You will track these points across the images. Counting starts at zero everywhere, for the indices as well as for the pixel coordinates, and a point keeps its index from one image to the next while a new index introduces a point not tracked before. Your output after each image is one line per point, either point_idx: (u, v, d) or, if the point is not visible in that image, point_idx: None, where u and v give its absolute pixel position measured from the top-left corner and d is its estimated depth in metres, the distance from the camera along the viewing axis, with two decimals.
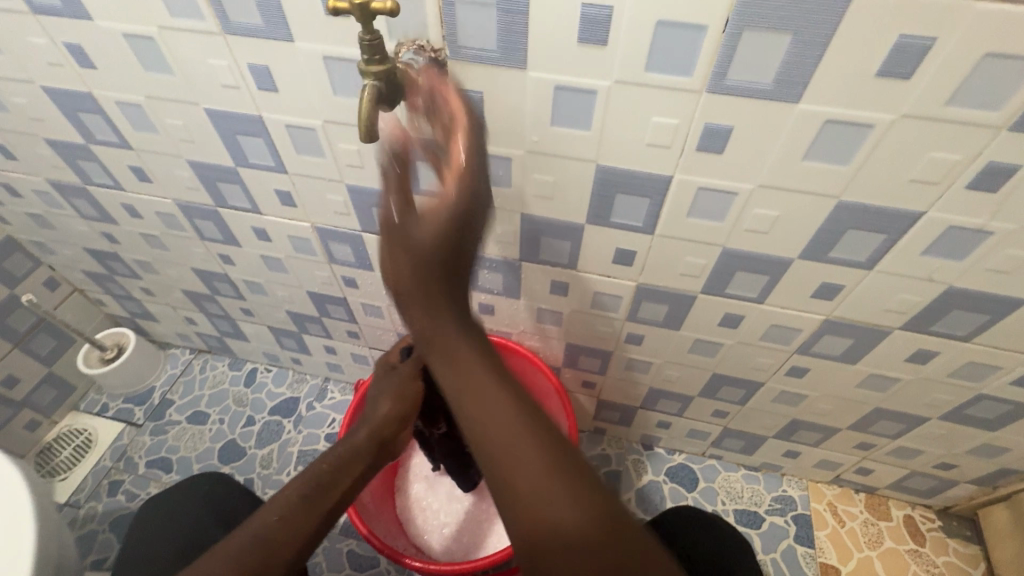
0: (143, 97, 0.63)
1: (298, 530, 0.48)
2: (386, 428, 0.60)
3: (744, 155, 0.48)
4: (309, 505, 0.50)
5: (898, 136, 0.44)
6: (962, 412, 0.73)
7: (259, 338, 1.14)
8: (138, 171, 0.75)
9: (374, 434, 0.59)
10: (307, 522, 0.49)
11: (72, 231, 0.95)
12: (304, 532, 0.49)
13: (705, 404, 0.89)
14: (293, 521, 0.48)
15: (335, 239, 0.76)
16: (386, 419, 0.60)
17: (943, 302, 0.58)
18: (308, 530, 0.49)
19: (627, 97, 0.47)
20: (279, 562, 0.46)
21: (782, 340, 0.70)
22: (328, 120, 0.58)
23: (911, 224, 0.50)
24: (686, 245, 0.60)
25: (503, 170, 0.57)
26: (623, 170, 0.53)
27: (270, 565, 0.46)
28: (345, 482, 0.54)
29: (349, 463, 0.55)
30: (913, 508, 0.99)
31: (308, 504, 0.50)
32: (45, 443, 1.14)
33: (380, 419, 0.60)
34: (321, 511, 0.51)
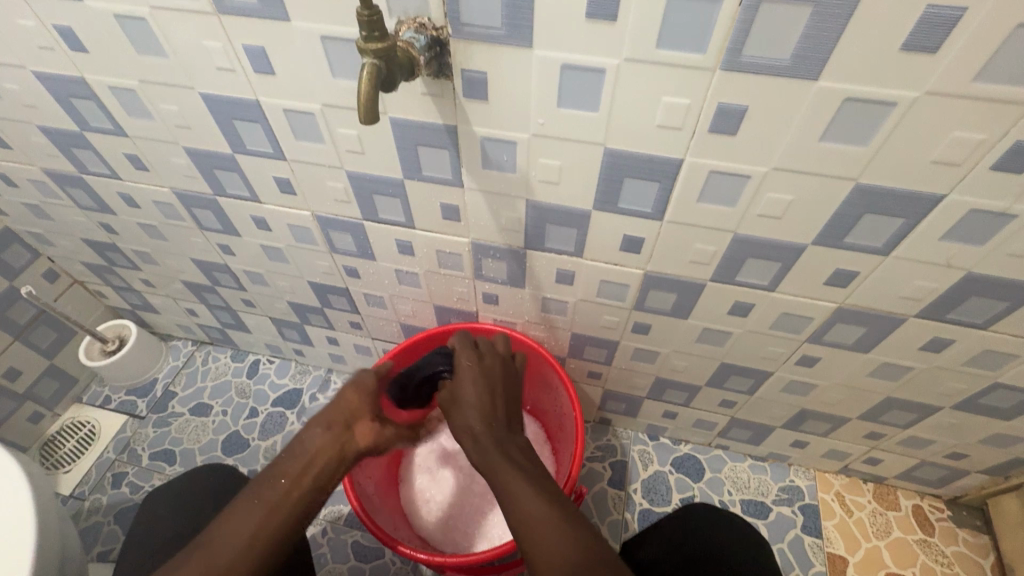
0: (136, 82, 0.61)
1: (238, 532, 0.48)
2: (334, 412, 0.58)
3: (759, 136, 0.47)
4: (250, 506, 0.49)
5: (919, 115, 0.42)
6: (976, 401, 0.72)
7: (261, 330, 1.13)
8: (134, 159, 0.74)
9: (320, 419, 0.57)
10: (247, 523, 0.48)
11: (70, 221, 0.94)
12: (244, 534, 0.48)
13: (713, 394, 0.88)
14: (234, 524, 0.48)
15: (335, 228, 0.75)
16: (340, 405, 0.58)
17: (961, 288, 0.56)
18: (250, 533, 0.48)
19: (637, 76, 0.45)
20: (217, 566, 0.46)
21: (793, 329, 0.68)
22: (327, 104, 0.56)
23: (931, 208, 0.49)
24: (696, 231, 0.58)
25: (508, 155, 0.56)
26: (632, 154, 0.52)
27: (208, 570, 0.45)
28: (289, 474, 0.52)
29: (293, 454, 0.53)
30: (921, 497, 0.98)
31: (246, 507, 0.49)
32: (49, 435, 1.14)
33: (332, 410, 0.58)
34: (259, 511, 0.49)
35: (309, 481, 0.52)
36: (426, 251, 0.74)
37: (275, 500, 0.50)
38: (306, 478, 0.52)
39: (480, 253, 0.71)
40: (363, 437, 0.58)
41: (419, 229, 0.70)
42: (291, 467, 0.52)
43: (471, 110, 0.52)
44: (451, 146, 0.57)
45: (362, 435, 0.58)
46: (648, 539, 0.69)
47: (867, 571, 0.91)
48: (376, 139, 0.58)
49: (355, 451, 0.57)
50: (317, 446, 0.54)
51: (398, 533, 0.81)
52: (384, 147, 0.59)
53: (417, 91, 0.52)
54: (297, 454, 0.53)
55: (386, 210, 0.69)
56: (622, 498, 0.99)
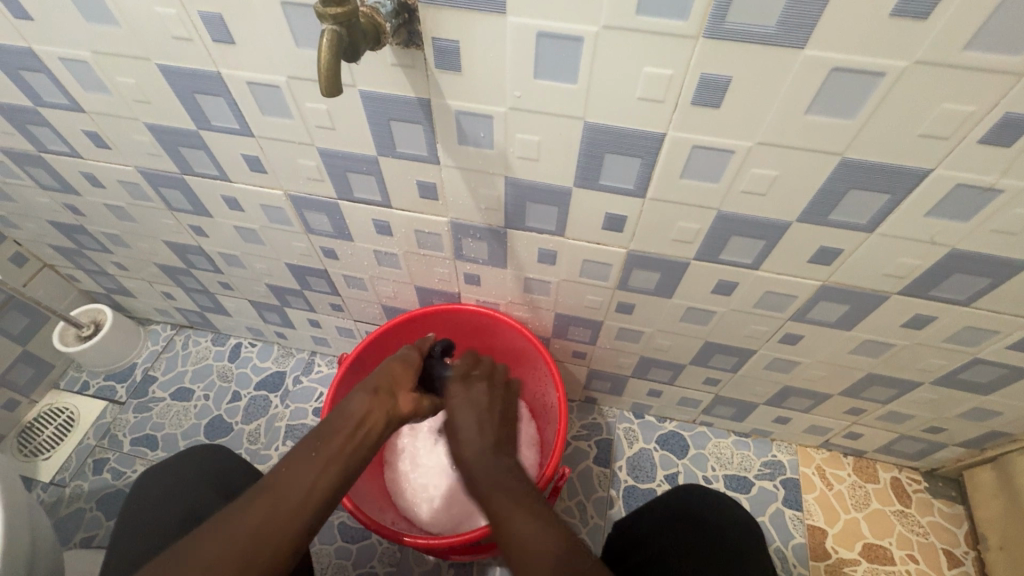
0: (89, 54, 0.57)
1: (297, 484, 0.49)
2: (378, 380, 0.61)
3: (743, 108, 0.45)
4: (308, 459, 0.50)
5: (907, 86, 0.41)
6: (956, 376, 0.72)
7: (241, 313, 1.10)
8: (95, 137, 0.70)
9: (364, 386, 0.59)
10: (306, 476, 0.49)
11: (34, 203, 0.90)
12: (307, 481, 0.49)
13: (697, 372, 0.88)
14: (294, 471, 0.49)
15: (310, 208, 0.72)
16: (384, 376, 0.62)
17: (944, 265, 0.55)
18: (310, 481, 0.49)
19: (616, 45, 0.43)
20: (288, 508, 0.47)
21: (777, 307, 0.68)
22: (293, 77, 0.54)
23: (917, 183, 0.47)
24: (679, 210, 0.57)
25: (485, 131, 0.53)
26: (614, 128, 0.50)
27: (281, 509, 0.47)
28: (343, 432, 0.53)
29: (343, 413, 0.55)
30: (900, 470, 1.00)
31: (302, 457, 0.50)
32: (25, 423, 1.11)
33: (380, 378, 0.61)
34: (318, 463, 0.50)
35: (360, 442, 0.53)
36: (405, 232, 0.72)
37: (329, 457, 0.51)
38: (360, 435, 0.54)
39: (460, 233, 0.69)
40: (406, 402, 0.61)
41: (396, 208, 0.68)
42: (345, 428, 0.54)
43: (444, 82, 0.50)
44: (424, 121, 0.54)
45: (404, 399, 0.61)
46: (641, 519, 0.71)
47: (845, 541, 0.93)
48: (346, 112, 0.55)
49: (395, 415, 0.59)
50: (366, 405, 0.56)
51: (383, 517, 0.81)
52: (355, 122, 0.56)
53: (387, 62, 0.49)
54: (348, 414, 0.55)
55: (362, 189, 0.66)
56: (607, 476, 0.99)
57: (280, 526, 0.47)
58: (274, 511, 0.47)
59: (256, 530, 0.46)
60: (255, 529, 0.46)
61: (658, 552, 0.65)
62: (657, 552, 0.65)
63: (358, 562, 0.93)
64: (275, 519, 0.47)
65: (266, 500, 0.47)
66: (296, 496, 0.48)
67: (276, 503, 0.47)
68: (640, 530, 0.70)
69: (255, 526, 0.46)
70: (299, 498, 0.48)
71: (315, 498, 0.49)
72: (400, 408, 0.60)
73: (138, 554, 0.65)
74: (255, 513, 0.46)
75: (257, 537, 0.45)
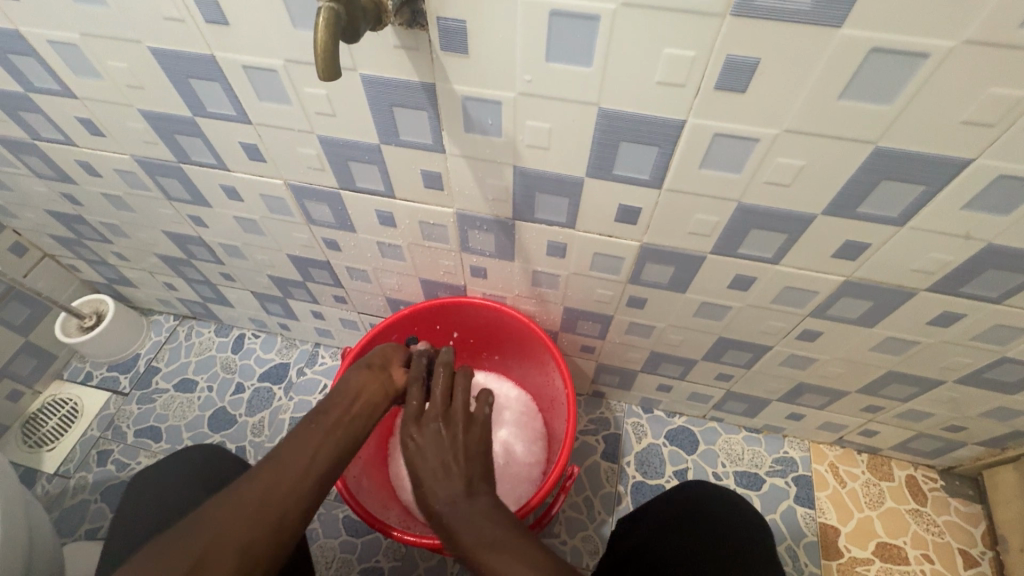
0: (79, 36, 0.55)
1: (301, 450, 0.48)
2: (372, 357, 0.64)
3: (771, 94, 0.42)
4: (311, 425, 0.51)
5: (952, 68, 0.37)
6: (981, 375, 0.70)
7: (243, 304, 1.09)
8: (89, 125, 0.68)
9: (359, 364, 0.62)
10: (309, 443, 0.49)
11: (31, 192, 0.88)
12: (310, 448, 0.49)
13: (709, 368, 0.85)
14: (297, 439, 0.49)
15: (310, 197, 0.70)
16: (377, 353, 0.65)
17: (978, 261, 0.52)
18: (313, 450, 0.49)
19: (634, 24, 0.40)
20: (293, 475, 0.46)
21: (796, 302, 0.65)
22: (290, 60, 0.51)
23: (956, 173, 0.44)
24: (697, 201, 0.54)
25: (493, 118, 0.51)
26: (629, 115, 0.47)
27: (286, 475, 0.46)
28: (342, 403, 0.56)
29: (341, 389, 0.58)
30: (916, 468, 0.97)
31: (304, 428, 0.50)
32: (30, 414, 1.11)
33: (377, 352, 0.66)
34: (320, 430, 0.51)
35: (358, 410, 0.56)
36: (409, 223, 0.69)
37: (333, 424, 0.52)
38: (355, 406, 0.56)
39: (465, 224, 0.67)
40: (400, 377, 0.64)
41: (400, 199, 0.65)
42: (341, 402, 0.56)
43: (450, 65, 0.47)
44: (429, 107, 0.51)
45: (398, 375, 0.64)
46: (638, 527, 0.70)
47: (857, 540, 0.91)
48: (346, 98, 0.53)
49: (392, 387, 0.63)
50: (361, 380, 0.60)
51: (388, 514, 0.79)
52: (356, 108, 0.54)
53: (388, 44, 0.46)
54: (345, 390, 0.58)
55: (364, 178, 0.63)
56: (615, 471, 0.98)
57: (285, 488, 0.45)
58: (279, 479, 0.45)
59: (258, 497, 0.44)
60: (259, 495, 0.44)
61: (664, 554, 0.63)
62: (660, 556, 0.63)
63: (362, 557, 0.91)
64: (280, 479, 0.45)
65: (271, 463, 0.46)
66: (300, 459, 0.47)
67: (280, 469, 0.46)
68: (645, 529, 0.68)
69: (258, 494, 0.44)
70: (300, 467, 0.47)
71: (319, 464, 0.48)
72: (394, 381, 0.64)
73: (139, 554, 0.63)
74: (258, 477, 0.45)
75: (264, 497, 0.44)
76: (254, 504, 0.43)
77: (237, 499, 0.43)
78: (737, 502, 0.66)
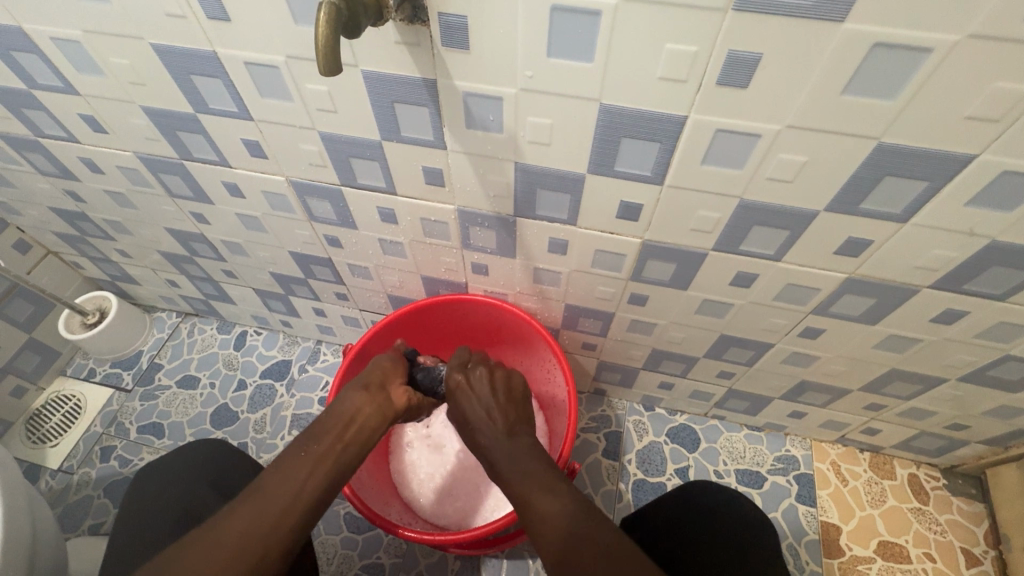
0: (80, 33, 0.55)
1: (286, 487, 0.47)
2: (368, 376, 0.63)
3: (773, 89, 0.42)
4: (301, 451, 0.50)
5: (956, 63, 0.37)
6: (984, 373, 0.69)
7: (245, 301, 1.09)
8: (91, 121, 0.68)
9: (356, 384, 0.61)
10: (297, 472, 0.48)
11: (35, 189, 0.88)
12: (298, 479, 0.48)
13: (711, 365, 0.85)
14: (285, 466, 0.48)
15: (312, 194, 0.70)
16: (374, 370, 0.65)
17: (981, 258, 0.52)
18: (302, 479, 0.48)
19: (635, 20, 0.40)
20: (279, 508, 0.45)
21: (798, 300, 0.65)
22: (292, 56, 0.51)
23: (958, 170, 0.44)
24: (698, 197, 0.53)
25: (494, 115, 0.51)
26: (630, 111, 0.47)
27: (271, 509, 0.45)
28: (337, 428, 0.54)
29: (337, 411, 0.56)
30: (918, 466, 0.97)
31: (294, 455, 0.50)
32: (33, 410, 1.11)
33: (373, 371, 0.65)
34: (309, 461, 0.49)
35: (352, 437, 0.54)
36: (411, 220, 0.69)
37: (326, 450, 0.51)
38: (351, 430, 0.55)
39: (467, 222, 0.67)
40: (400, 397, 0.64)
41: (401, 195, 0.65)
42: (335, 425, 0.54)
43: (451, 61, 0.47)
44: (430, 103, 0.51)
45: (398, 394, 0.64)
46: (638, 526, 0.69)
47: (859, 539, 0.91)
48: (348, 94, 0.53)
49: (391, 407, 0.61)
50: (359, 401, 0.58)
51: (388, 511, 0.79)
52: (357, 105, 0.54)
53: (390, 40, 0.46)
54: (342, 412, 0.56)
55: (366, 175, 0.63)
56: (616, 469, 0.98)
57: (268, 524, 0.44)
58: (264, 513, 0.45)
59: (242, 532, 0.43)
60: (242, 530, 0.43)
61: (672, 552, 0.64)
62: (671, 552, 0.64)
63: (363, 553, 0.92)
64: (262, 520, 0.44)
65: (257, 495, 0.46)
66: (283, 498, 0.46)
67: (266, 502, 0.45)
68: (650, 526, 0.68)
69: (242, 528, 0.43)
70: (288, 498, 0.46)
71: (309, 494, 0.48)
72: (393, 401, 0.62)
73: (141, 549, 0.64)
74: (239, 516, 0.44)
75: (248, 533, 0.43)
76: (237, 540, 0.43)
77: (220, 534, 0.43)
78: (737, 498, 0.66)
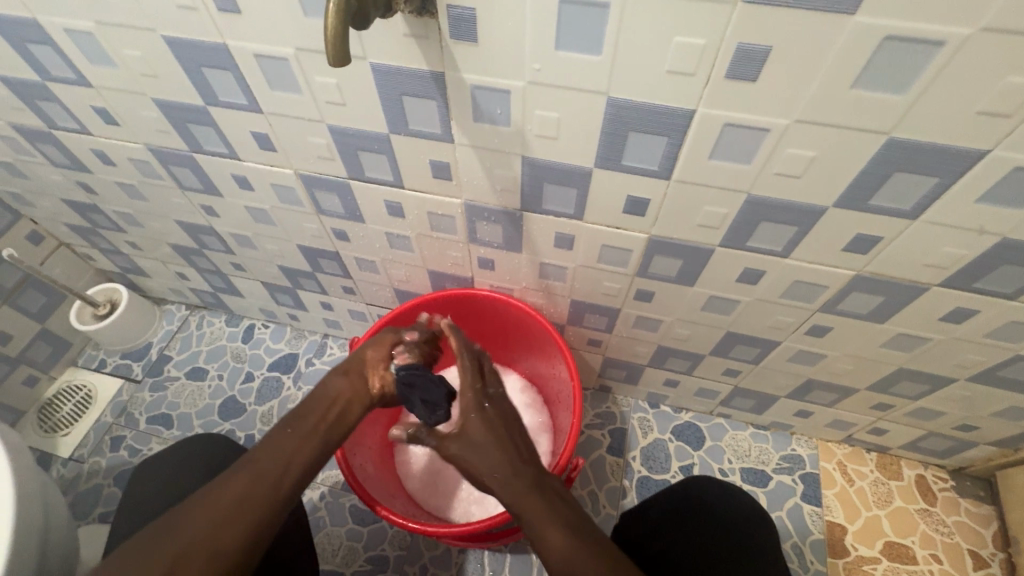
0: (94, 25, 0.55)
1: (278, 456, 0.51)
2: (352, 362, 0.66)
3: (783, 85, 0.42)
4: (290, 431, 0.54)
5: (970, 55, 0.37)
6: (994, 373, 0.69)
7: (253, 294, 1.10)
8: (104, 113, 0.69)
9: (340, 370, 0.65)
10: (287, 448, 0.53)
11: (48, 181, 0.89)
12: (287, 456, 0.52)
13: (717, 363, 0.85)
14: (275, 445, 0.52)
15: (320, 187, 0.70)
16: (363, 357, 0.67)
17: (993, 255, 0.51)
18: (289, 458, 0.52)
19: (644, 12, 0.40)
20: (268, 480, 0.49)
21: (805, 297, 0.64)
22: (301, 48, 0.51)
23: (970, 165, 0.44)
24: (706, 192, 0.53)
25: (502, 108, 0.51)
26: (638, 105, 0.46)
27: (261, 482, 0.49)
28: (319, 410, 0.59)
29: (318, 395, 0.61)
30: (926, 468, 0.96)
31: (281, 434, 0.54)
32: (45, 399, 1.13)
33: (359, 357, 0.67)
34: (297, 437, 0.54)
35: (333, 416, 0.59)
36: (417, 214, 0.70)
37: (309, 431, 0.56)
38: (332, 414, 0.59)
39: (474, 216, 0.67)
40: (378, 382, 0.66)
41: (409, 189, 0.65)
42: (320, 408, 0.59)
43: (459, 53, 0.47)
44: (438, 96, 0.52)
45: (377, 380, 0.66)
46: (635, 525, 0.69)
47: (865, 539, 0.91)
48: (357, 87, 0.53)
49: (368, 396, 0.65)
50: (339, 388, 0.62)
51: (393, 502, 0.80)
52: (367, 97, 0.54)
53: (399, 32, 0.46)
54: (322, 395, 0.61)
55: (373, 168, 0.64)
56: (620, 465, 0.98)
57: (258, 496, 0.48)
58: (256, 484, 0.48)
59: (234, 502, 0.47)
60: (234, 500, 0.47)
61: (671, 547, 0.63)
62: (665, 549, 0.63)
63: (368, 545, 0.92)
64: (253, 487, 0.48)
65: (247, 466, 0.49)
66: (274, 469, 0.50)
67: (256, 477, 0.49)
68: (648, 526, 0.67)
69: (235, 497, 0.47)
70: (277, 471, 0.50)
71: (295, 471, 0.51)
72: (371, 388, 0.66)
73: None
74: (237, 481, 0.48)
75: (240, 501, 0.47)
76: (229, 508, 0.46)
77: (214, 504, 0.46)
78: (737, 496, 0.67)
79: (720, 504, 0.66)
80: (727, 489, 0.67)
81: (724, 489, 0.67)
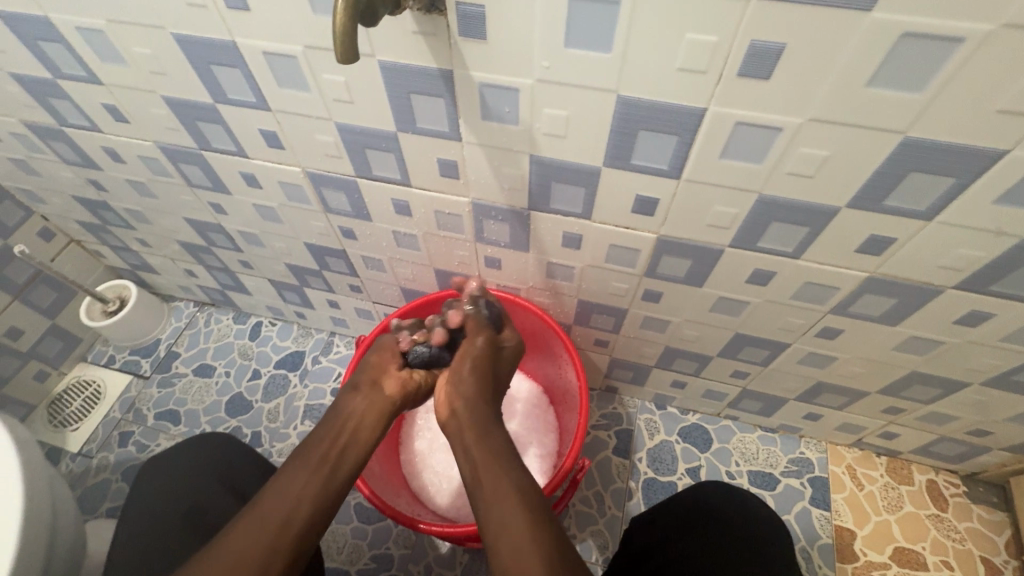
0: (104, 23, 0.55)
1: (285, 497, 0.50)
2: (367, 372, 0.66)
3: (796, 83, 0.41)
4: (299, 465, 0.53)
5: (990, 52, 0.36)
6: (1009, 378, 0.67)
7: (261, 292, 1.10)
8: (114, 111, 0.69)
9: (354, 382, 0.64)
10: (294, 487, 0.51)
11: (59, 178, 0.90)
12: (293, 495, 0.51)
13: (725, 365, 0.84)
14: (282, 485, 0.51)
15: (328, 185, 0.70)
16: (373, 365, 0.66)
17: (1010, 258, 0.50)
18: (296, 495, 0.51)
19: (655, 9, 0.39)
20: (274, 523, 0.48)
21: (816, 298, 0.63)
22: (310, 46, 0.51)
23: (989, 165, 0.43)
24: (716, 192, 0.53)
25: (511, 106, 0.50)
26: (648, 103, 0.46)
27: (266, 526, 0.48)
28: (332, 432, 0.58)
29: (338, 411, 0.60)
30: (936, 473, 0.95)
31: (289, 470, 0.53)
32: (55, 394, 1.14)
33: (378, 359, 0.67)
34: (308, 471, 0.53)
35: (346, 441, 0.57)
36: (424, 212, 0.69)
37: (319, 462, 0.54)
38: (342, 442, 0.57)
39: (481, 215, 0.67)
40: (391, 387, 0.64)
41: (416, 187, 0.65)
42: (331, 431, 0.58)
43: (468, 51, 0.46)
44: (447, 94, 0.51)
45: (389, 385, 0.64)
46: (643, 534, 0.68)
47: (875, 544, 0.89)
48: (365, 85, 0.53)
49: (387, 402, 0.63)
50: (356, 402, 0.62)
51: (398, 500, 0.80)
52: (375, 95, 0.54)
53: (407, 30, 0.46)
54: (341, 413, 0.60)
55: (381, 166, 0.64)
56: (626, 467, 0.97)
57: (263, 541, 0.47)
58: (260, 529, 0.47)
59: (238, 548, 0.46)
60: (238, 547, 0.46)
61: (681, 552, 0.62)
62: (676, 555, 0.62)
63: (372, 543, 0.93)
64: (259, 535, 0.47)
65: (252, 511, 0.49)
66: (283, 511, 0.49)
67: (261, 521, 0.48)
68: (658, 533, 0.66)
69: (240, 544, 0.46)
70: (284, 512, 0.49)
71: (303, 509, 0.50)
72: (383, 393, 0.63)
73: (150, 542, 0.63)
74: (242, 527, 0.48)
75: (245, 547, 0.46)
76: (233, 555, 0.45)
77: (221, 551, 0.46)
78: (747, 500, 0.67)
79: (732, 511, 0.66)
80: (739, 496, 0.67)
81: (736, 496, 0.67)
